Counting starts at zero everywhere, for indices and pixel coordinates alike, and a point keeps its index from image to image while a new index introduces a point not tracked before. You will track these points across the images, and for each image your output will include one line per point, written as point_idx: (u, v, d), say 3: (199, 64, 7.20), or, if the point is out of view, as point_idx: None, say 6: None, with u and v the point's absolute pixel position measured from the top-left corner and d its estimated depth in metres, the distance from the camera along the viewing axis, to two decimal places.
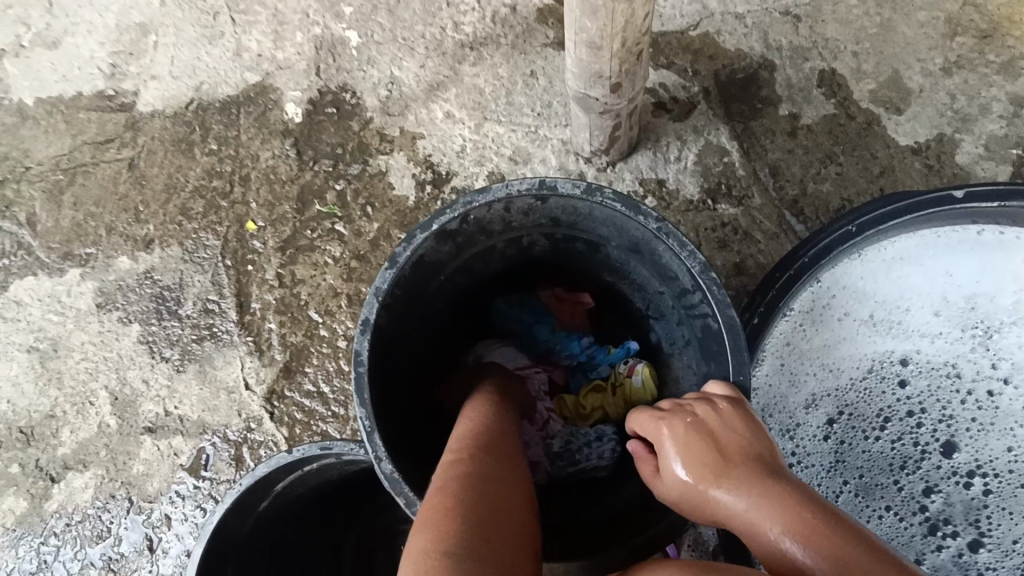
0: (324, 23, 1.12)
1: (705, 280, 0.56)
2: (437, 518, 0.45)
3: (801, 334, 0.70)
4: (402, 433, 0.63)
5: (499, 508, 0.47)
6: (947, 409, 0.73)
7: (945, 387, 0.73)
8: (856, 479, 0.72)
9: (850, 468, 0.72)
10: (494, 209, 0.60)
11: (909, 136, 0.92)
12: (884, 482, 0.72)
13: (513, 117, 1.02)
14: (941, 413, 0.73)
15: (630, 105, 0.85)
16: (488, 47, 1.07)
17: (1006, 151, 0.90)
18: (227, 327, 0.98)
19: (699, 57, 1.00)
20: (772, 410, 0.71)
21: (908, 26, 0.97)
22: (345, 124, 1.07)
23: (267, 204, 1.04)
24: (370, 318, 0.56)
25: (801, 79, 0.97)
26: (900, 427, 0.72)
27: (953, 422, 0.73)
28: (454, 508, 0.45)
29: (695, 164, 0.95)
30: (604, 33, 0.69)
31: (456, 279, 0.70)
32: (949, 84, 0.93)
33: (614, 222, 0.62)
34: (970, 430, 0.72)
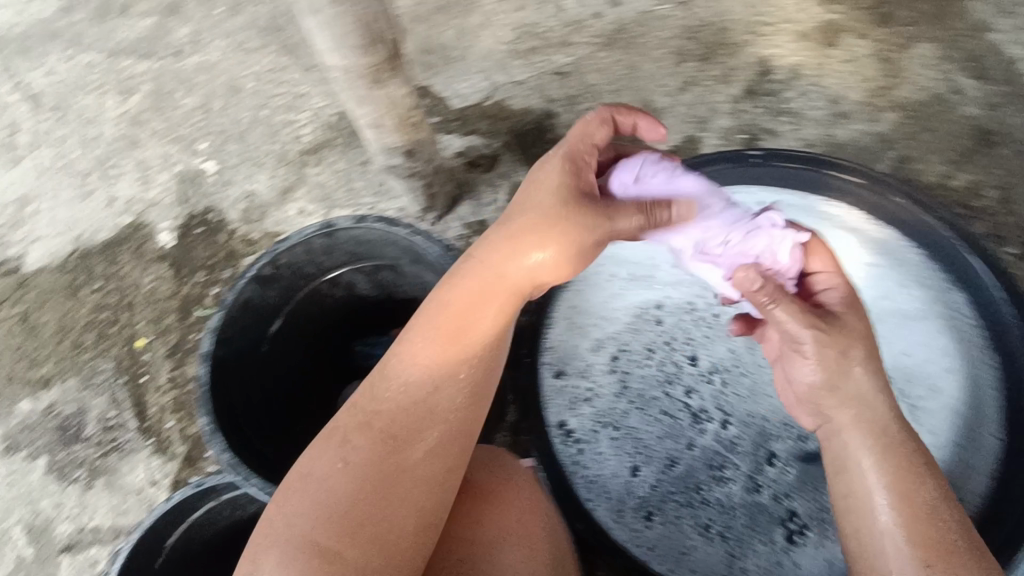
0: (184, 160, 1.29)
1: (451, 260, 0.76)
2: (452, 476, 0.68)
3: (574, 300, 0.90)
4: (255, 444, 0.79)
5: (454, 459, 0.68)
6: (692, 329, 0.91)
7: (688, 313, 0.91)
8: (634, 397, 0.90)
9: (635, 391, 0.90)
10: (299, 254, 0.80)
11: (664, 142, 1.15)
12: (656, 395, 0.90)
13: (355, 199, 1.20)
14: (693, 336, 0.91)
15: (433, 167, 1.02)
16: (325, 149, 1.25)
17: (736, 138, 1.13)
18: (128, 437, 1.09)
19: (496, 120, 1.22)
20: (565, 362, 0.90)
21: (648, 63, 1.22)
22: (213, 239, 1.22)
23: (153, 321, 1.16)
24: (209, 349, 0.73)
25: (577, 119, 1.20)
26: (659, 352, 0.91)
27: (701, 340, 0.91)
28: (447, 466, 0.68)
29: (507, 202, 1.14)
30: (378, 113, 0.86)
31: (299, 323, 0.88)
32: (685, 98, 1.18)
33: (393, 244, 0.81)
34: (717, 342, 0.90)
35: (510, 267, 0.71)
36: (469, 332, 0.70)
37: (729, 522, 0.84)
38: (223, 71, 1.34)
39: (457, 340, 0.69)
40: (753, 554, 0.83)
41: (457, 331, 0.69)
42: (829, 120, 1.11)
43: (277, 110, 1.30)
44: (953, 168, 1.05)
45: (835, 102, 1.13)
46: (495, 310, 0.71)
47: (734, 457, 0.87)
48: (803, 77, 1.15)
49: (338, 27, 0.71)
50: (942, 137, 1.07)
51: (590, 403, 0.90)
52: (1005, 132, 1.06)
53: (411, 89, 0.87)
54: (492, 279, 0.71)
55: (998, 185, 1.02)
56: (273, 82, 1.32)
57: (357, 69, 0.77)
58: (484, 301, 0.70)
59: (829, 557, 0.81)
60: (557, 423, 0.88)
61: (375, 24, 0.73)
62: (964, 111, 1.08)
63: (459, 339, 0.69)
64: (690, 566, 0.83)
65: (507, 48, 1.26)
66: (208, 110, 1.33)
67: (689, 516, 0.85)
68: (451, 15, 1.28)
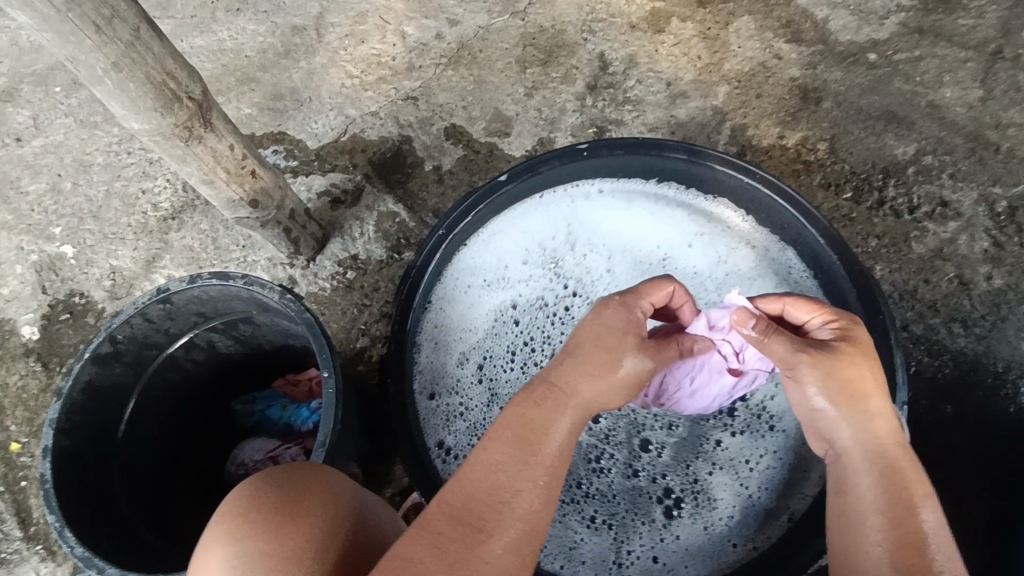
0: (39, 248, 1.20)
1: (287, 302, 0.76)
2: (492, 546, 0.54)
3: (438, 317, 0.94)
4: (112, 529, 0.76)
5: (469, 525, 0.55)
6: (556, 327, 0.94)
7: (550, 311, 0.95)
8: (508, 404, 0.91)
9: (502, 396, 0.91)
10: (139, 325, 0.78)
11: (520, 148, 1.15)
12: None
13: (224, 257, 1.15)
14: (548, 331, 0.94)
15: (284, 212, 1.00)
16: (186, 212, 1.18)
17: (586, 133, 1.14)
18: (13, 547, 1.03)
19: (355, 153, 1.17)
20: (434, 377, 0.92)
21: (494, 75, 1.19)
22: (82, 323, 1.14)
23: (25, 421, 1.09)
24: (49, 443, 0.72)
25: (433, 140, 1.17)
26: (527, 352, 0.93)
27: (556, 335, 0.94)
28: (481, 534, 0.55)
29: (376, 232, 1.12)
30: (205, 170, 0.84)
31: (160, 394, 0.87)
32: (533, 102, 1.17)
33: (234, 298, 0.80)
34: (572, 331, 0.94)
35: (547, 420, 0.61)
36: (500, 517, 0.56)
37: (612, 511, 0.86)
38: (69, 150, 1.24)
39: (480, 526, 0.55)
40: (636, 536, 0.84)
41: (478, 513, 0.56)
42: (667, 102, 1.14)
43: (132, 180, 1.22)
44: (783, 128, 1.10)
45: (671, 84, 1.15)
46: (507, 452, 0.59)
47: (609, 447, 0.89)
48: (639, 65, 1.17)
49: (125, 93, 0.68)
50: (769, 101, 1.12)
51: (465, 417, 0.90)
52: (822, 87, 1.12)
53: (234, 142, 0.86)
54: (516, 432, 0.60)
55: (824, 138, 1.09)
56: (123, 154, 1.23)
57: (163, 132, 0.75)
58: (517, 458, 0.59)
59: (705, 523, 0.84)
60: (435, 443, 0.88)
61: (168, 85, 0.72)
62: (788, 75, 1.13)
63: (481, 525, 0.55)
64: (580, 558, 0.84)
65: (356, 82, 1.21)
66: (59, 192, 1.22)
67: (574, 511, 0.86)
68: (294, 59, 1.24)
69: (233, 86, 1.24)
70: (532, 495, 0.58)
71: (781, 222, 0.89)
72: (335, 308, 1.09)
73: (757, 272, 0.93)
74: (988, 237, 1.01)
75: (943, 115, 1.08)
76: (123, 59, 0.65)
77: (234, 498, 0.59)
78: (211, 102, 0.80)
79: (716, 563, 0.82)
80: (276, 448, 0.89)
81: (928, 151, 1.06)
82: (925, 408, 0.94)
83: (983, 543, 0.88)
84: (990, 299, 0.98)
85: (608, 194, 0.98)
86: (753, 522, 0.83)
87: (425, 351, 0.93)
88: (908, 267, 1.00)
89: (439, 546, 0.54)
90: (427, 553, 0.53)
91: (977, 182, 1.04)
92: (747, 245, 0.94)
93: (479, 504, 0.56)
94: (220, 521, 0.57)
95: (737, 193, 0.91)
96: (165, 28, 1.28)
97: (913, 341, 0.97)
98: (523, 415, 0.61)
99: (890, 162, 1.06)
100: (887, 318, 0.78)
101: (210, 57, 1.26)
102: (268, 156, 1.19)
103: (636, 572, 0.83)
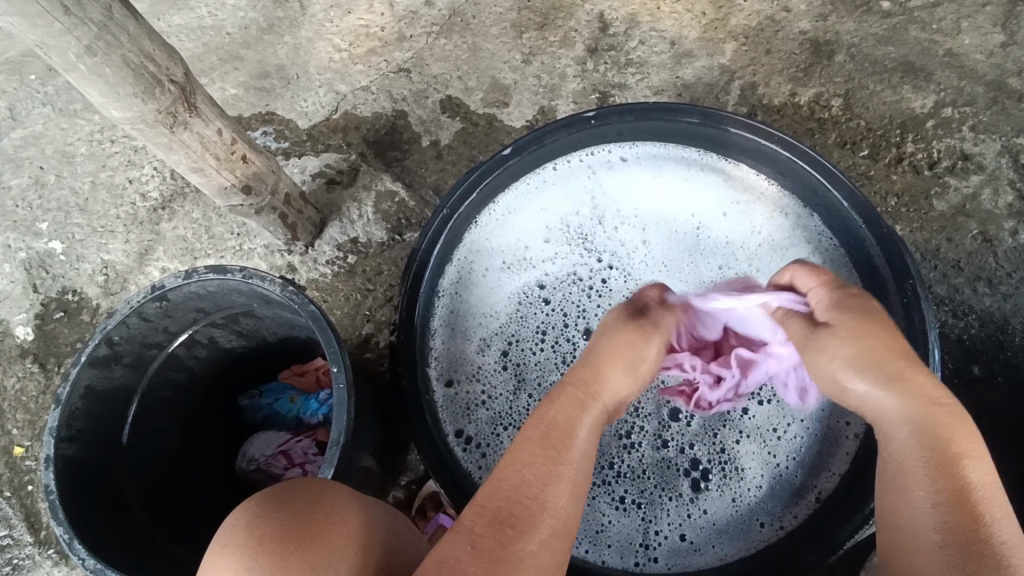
0: (26, 245, 1.16)
1: (289, 294, 0.72)
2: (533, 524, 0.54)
3: (454, 301, 0.91)
4: (121, 540, 0.74)
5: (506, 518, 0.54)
6: (581, 306, 0.91)
7: (574, 291, 0.91)
8: (539, 387, 0.88)
9: (532, 379, 0.88)
10: (136, 325, 0.75)
11: (521, 118, 1.10)
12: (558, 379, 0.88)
13: (219, 246, 1.10)
14: (581, 308, 0.91)
15: (279, 197, 0.96)
16: (177, 200, 1.14)
17: (589, 99, 1.09)
18: (26, 551, 1.02)
19: (348, 131, 1.12)
20: (454, 365, 0.90)
21: (489, 42, 1.14)
22: (77, 321, 1.11)
23: (27, 423, 1.07)
24: (51, 453, 0.69)
25: (430, 113, 1.12)
26: (555, 334, 0.90)
27: (590, 311, 0.90)
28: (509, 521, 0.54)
29: (376, 213, 1.08)
30: (193, 158, 0.79)
31: (162, 394, 0.84)
32: (532, 69, 1.11)
33: (234, 291, 0.77)
34: (605, 308, 0.90)
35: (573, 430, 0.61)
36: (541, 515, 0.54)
37: (642, 489, 0.84)
38: (50, 141, 1.19)
39: (517, 522, 0.53)
40: (664, 515, 0.83)
41: (511, 512, 0.54)
42: (673, 62, 1.09)
43: (117, 169, 1.17)
44: (795, 85, 1.05)
45: (675, 43, 1.09)
46: (537, 454, 0.58)
47: (639, 420, 0.86)
48: (640, 24, 1.11)
49: (102, 79, 0.64)
50: (779, 57, 1.07)
51: (485, 406, 0.88)
52: (834, 39, 1.06)
53: (222, 126, 0.81)
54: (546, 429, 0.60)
55: (838, 93, 1.04)
56: (107, 142, 1.18)
57: (146, 119, 0.70)
58: (546, 454, 0.58)
59: (733, 497, 0.83)
60: (454, 432, 0.86)
61: (147, 68, 0.67)
62: (798, 28, 1.08)
63: (520, 523, 0.53)
64: (610, 541, 0.82)
65: (345, 56, 1.16)
66: (42, 185, 1.18)
67: (604, 492, 0.84)
68: (278, 34, 1.18)
69: (215, 65, 1.18)
70: (564, 491, 0.56)
71: (811, 187, 0.84)
72: (339, 294, 1.05)
73: (790, 241, 0.89)
74: (1012, 191, 0.97)
75: (963, 64, 1.03)
76: (97, 42, 0.61)
77: (230, 528, 0.55)
78: (195, 85, 0.75)
79: (747, 538, 0.81)
80: (289, 441, 0.87)
81: (948, 102, 1.01)
82: (952, 370, 0.92)
83: (1010, 504, 0.88)
84: (1016, 256, 0.95)
85: (631, 161, 0.93)
86: (782, 497, 0.82)
87: (441, 338, 0.91)
88: (930, 226, 0.97)
89: (472, 543, 0.52)
90: (462, 553, 0.52)
91: (999, 134, 1.00)
92: (779, 210, 0.89)
93: (517, 505, 0.55)
94: (232, 539, 0.54)
95: (761, 155, 0.86)
96: (139, 7, 1.22)
97: (937, 302, 0.94)
98: (549, 421, 0.61)
99: (908, 117, 1.02)
100: (919, 282, 0.76)
101: (190, 35, 1.20)
102: (258, 138, 1.14)
103: (666, 552, 0.81)
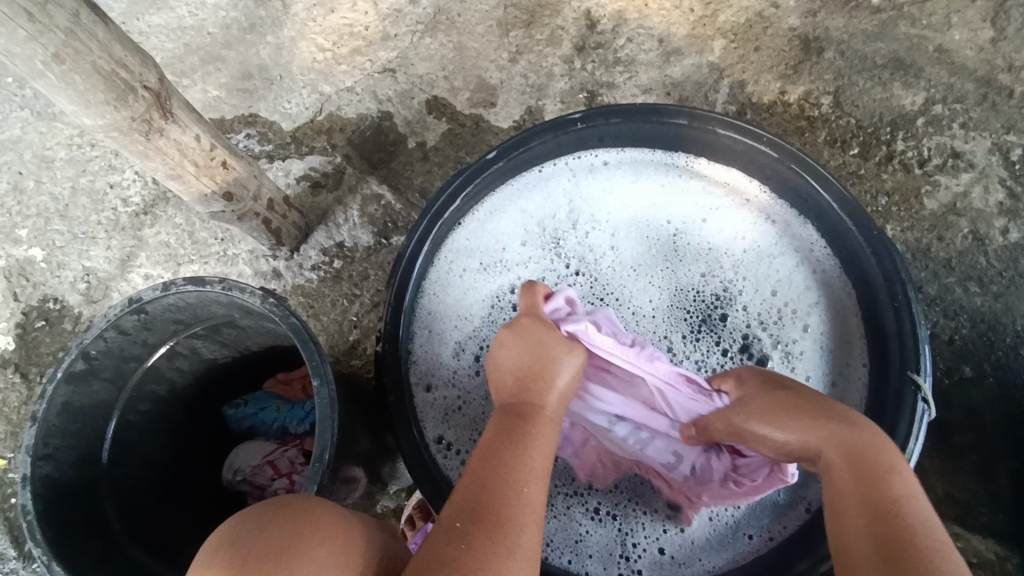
0: (5, 252, 1.13)
1: (268, 305, 0.71)
2: (509, 523, 0.54)
3: (431, 304, 0.89)
4: (102, 557, 0.72)
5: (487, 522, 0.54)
6: None
7: None
8: None
9: None
10: (112, 339, 0.73)
11: (508, 119, 1.08)
12: None
13: (202, 252, 1.09)
14: None
15: (262, 202, 0.94)
16: (159, 205, 1.12)
17: (576, 98, 1.07)
18: (10, 566, 1.00)
19: (333, 133, 1.10)
20: (435, 371, 0.88)
21: (475, 40, 1.12)
22: (59, 329, 1.09)
23: (9, 435, 1.05)
24: (28, 472, 0.67)
25: (415, 114, 1.10)
26: None
27: None
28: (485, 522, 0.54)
29: (361, 217, 1.06)
30: (171, 165, 0.77)
31: (142, 406, 0.82)
32: (518, 68, 1.10)
33: (212, 303, 0.75)
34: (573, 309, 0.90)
35: (530, 433, 0.62)
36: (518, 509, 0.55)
37: (616, 498, 0.83)
38: (29, 145, 1.16)
39: (497, 523, 0.54)
40: (641, 527, 0.82)
41: (500, 520, 0.54)
42: (661, 60, 1.07)
43: (98, 174, 1.14)
44: (784, 83, 1.04)
45: (664, 41, 1.08)
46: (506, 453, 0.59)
47: None
48: (628, 21, 1.09)
49: (71, 86, 0.62)
50: (768, 54, 1.05)
51: (463, 413, 0.87)
52: (824, 36, 1.05)
53: (200, 132, 0.79)
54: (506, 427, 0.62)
55: (828, 90, 1.03)
56: (86, 146, 1.15)
57: (119, 126, 0.68)
58: (510, 454, 0.59)
59: (712, 513, 0.82)
60: (435, 438, 0.85)
61: (119, 75, 0.65)
62: (787, 24, 1.06)
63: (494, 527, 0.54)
64: (590, 552, 0.81)
65: (328, 56, 1.13)
66: (21, 191, 1.15)
67: (579, 503, 0.83)
68: (260, 33, 1.16)
69: (197, 66, 1.16)
70: (540, 482, 0.58)
71: (796, 190, 0.84)
72: (324, 300, 1.04)
73: (778, 249, 0.89)
74: (1003, 188, 0.97)
75: (953, 60, 1.02)
76: (64, 49, 0.59)
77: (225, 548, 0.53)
78: (170, 90, 0.73)
79: (726, 551, 0.80)
80: (273, 453, 0.86)
81: (938, 99, 1.01)
82: (943, 371, 0.91)
83: (1001, 506, 0.87)
84: (1007, 254, 0.95)
85: (614, 165, 0.93)
86: (764, 510, 0.82)
87: (423, 343, 0.88)
88: (921, 225, 0.96)
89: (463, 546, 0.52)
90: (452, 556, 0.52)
91: (989, 130, 0.99)
92: (765, 218, 0.90)
93: (494, 503, 0.55)
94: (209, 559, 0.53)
95: (747, 158, 0.86)
96: (117, 7, 1.19)
97: (928, 302, 0.93)
98: (512, 426, 0.62)
99: (898, 114, 1.01)
100: (909, 285, 0.75)
101: (170, 36, 1.17)
102: (240, 141, 1.12)
103: (646, 565, 0.81)
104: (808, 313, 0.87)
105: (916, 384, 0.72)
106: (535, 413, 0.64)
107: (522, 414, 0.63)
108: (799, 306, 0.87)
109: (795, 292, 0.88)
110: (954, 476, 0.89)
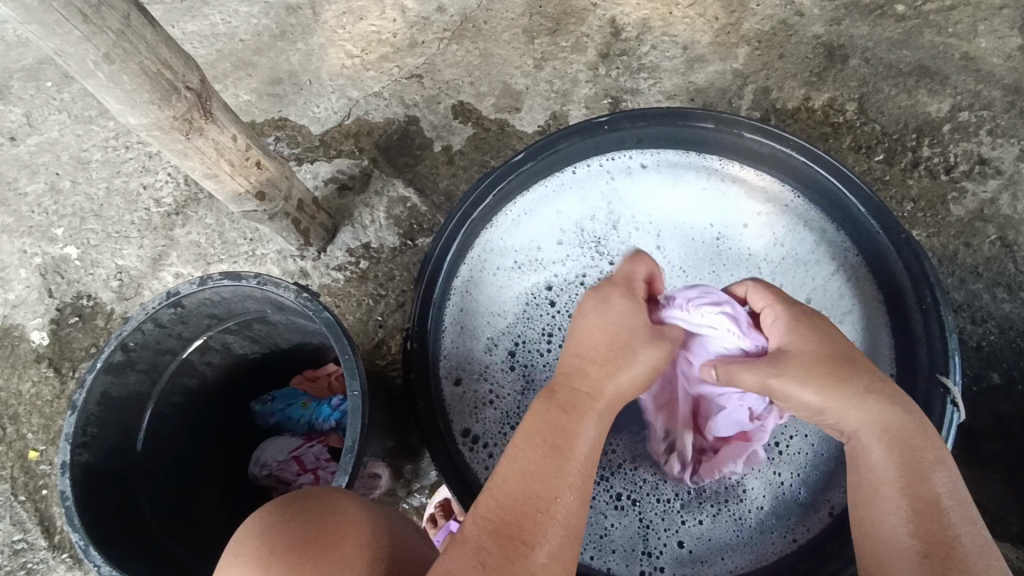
0: (42, 250, 1.16)
1: (303, 300, 0.72)
2: (530, 533, 0.53)
3: (464, 300, 0.90)
4: (137, 545, 0.74)
5: (509, 529, 0.53)
6: None
7: (580, 295, 0.92)
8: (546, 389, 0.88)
9: (539, 379, 0.88)
10: (150, 330, 0.75)
11: (533, 124, 1.10)
12: None
13: (232, 251, 1.11)
14: None
15: (292, 202, 0.96)
16: (190, 206, 1.14)
17: (601, 104, 1.09)
18: (39, 556, 1.03)
19: (361, 137, 1.13)
20: (465, 366, 0.89)
21: (500, 48, 1.13)
22: (91, 325, 1.11)
23: (42, 428, 1.07)
24: (67, 459, 0.69)
25: (441, 119, 1.12)
26: (562, 336, 0.90)
27: None
28: (516, 536, 0.53)
29: (387, 218, 1.08)
30: (208, 164, 0.79)
31: (176, 398, 0.85)
32: (543, 75, 1.11)
33: (246, 297, 0.77)
34: None
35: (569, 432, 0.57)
36: (545, 517, 0.53)
37: (634, 484, 0.84)
38: (66, 147, 1.20)
39: (520, 533, 0.53)
40: (660, 519, 0.83)
41: (518, 524, 0.53)
42: (685, 67, 1.08)
43: (132, 175, 1.17)
44: (809, 90, 1.05)
45: (688, 48, 1.09)
46: (535, 456, 0.56)
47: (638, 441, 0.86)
48: (652, 29, 1.11)
49: (119, 86, 0.64)
50: (793, 62, 1.06)
51: (494, 408, 0.87)
52: (848, 43, 1.06)
53: (236, 132, 0.82)
54: (544, 428, 0.57)
55: (853, 98, 1.03)
56: (121, 148, 1.19)
57: (162, 125, 0.70)
58: (546, 462, 0.55)
59: (732, 518, 0.82)
60: (462, 431, 0.86)
61: (163, 75, 0.67)
62: (811, 32, 1.07)
63: (516, 524, 0.53)
64: (614, 547, 0.81)
65: (357, 62, 1.16)
66: (58, 191, 1.18)
67: (602, 491, 0.84)
68: (291, 40, 1.18)
69: (228, 72, 1.19)
70: (570, 493, 0.55)
71: (827, 195, 0.84)
72: (351, 300, 1.05)
73: (813, 256, 0.89)
74: None
75: (980, 68, 1.02)
76: (114, 50, 0.61)
77: (245, 536, 0.56)
78: (210, 92, 0.76)
79: (752, 550, 0.80)
80: (299, 447, 0.88)
81: (964, 107, 1.01)
82: (972, 379, 0.91)
83: None
84: None
85: (650, 168, 0.93)
86: (790, 514, 0.81)
87: (452, 336, 0.89)
88: (948, 231, 0.96)
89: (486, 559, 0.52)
90: (469, 568, 0.51)
91: (1017, 138, 0.99)
92: (799, 224, 0.89)
93: (515, 513, 0.54)
94: (239, 550, 0.55)
95: (778, 163, 0.86)
96: (154, 14, 1.22)
97: (955, 308, 0.93)
98: (545, 418, 0.58)
99: (924, 121, 1.01)
100: (936, 289, 0.75)
101: (204, 42, 1.20)
102: (270, 144, 1.14)
103: (669, 561, 0.80)
104: (840, 321, 0.86)
105: (944, 387, 0.72)
106: (584, 404, 0.58)
107: (562, 407, 0.58)
108: (831, 313, 0.86)
109: (829, 300, 0.87)
110: (984, 484, 0.88)
